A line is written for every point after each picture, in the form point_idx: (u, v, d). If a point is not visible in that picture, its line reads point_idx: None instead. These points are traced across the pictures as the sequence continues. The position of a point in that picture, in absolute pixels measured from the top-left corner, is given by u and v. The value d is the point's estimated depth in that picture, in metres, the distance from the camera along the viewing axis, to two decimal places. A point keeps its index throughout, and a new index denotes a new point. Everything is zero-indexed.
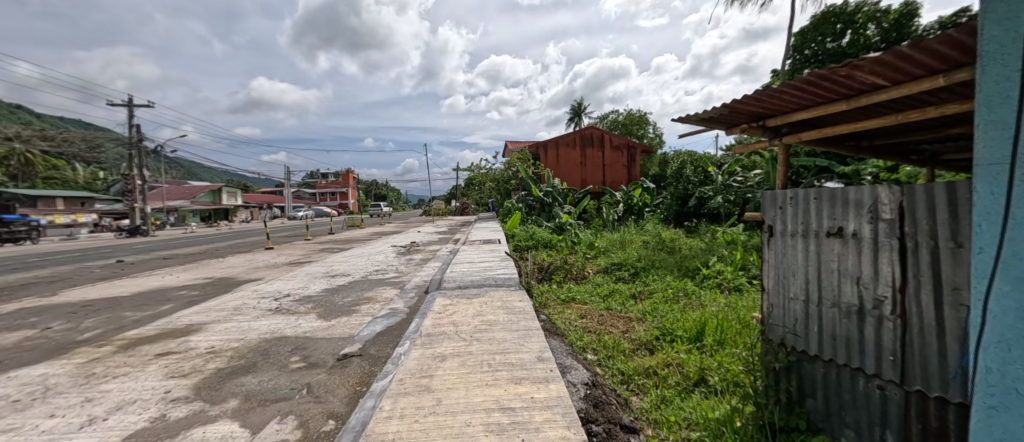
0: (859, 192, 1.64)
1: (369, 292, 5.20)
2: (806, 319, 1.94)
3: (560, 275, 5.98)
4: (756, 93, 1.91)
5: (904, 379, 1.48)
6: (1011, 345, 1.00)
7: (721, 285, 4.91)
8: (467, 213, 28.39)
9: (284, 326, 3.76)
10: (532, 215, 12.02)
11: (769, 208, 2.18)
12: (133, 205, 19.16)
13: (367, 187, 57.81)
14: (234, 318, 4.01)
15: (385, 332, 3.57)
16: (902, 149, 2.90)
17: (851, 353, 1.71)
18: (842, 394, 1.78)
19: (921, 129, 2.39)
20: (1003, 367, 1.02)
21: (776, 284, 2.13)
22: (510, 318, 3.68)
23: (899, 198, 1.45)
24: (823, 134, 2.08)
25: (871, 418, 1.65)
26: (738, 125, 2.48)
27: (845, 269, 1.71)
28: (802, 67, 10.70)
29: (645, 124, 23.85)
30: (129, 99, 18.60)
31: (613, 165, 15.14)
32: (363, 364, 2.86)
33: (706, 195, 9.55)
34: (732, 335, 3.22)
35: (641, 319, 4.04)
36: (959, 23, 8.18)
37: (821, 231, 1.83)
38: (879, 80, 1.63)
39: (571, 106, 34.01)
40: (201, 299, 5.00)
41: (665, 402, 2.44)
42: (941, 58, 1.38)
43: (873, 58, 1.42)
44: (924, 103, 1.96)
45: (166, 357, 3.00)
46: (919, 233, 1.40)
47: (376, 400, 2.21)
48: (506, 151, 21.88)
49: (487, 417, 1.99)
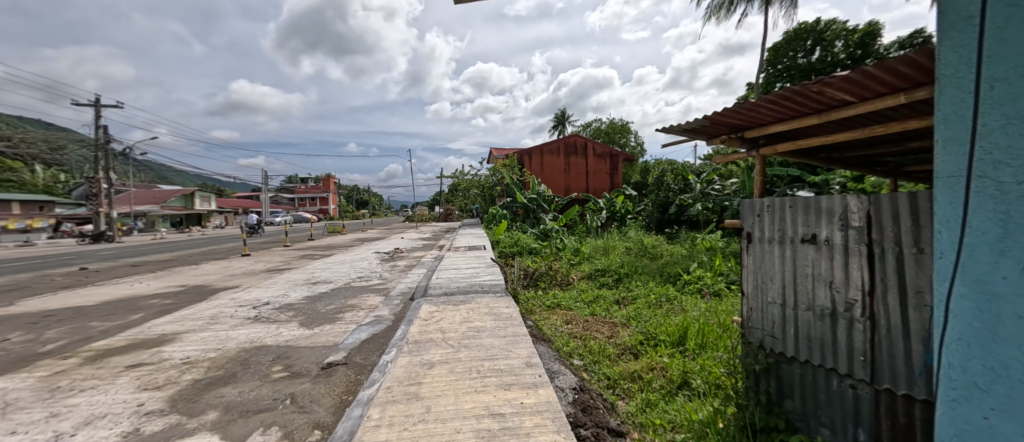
0: (830, 201, 1.75)
1: (354, 299, 5.10)
2: (782, 322, 2.03)
3: (545, 281, 6.02)
4: (736, 106, 2.03)
5: (874, 378, 1.58)
6: (971, 342, 1.09)
7: (701, 291, 5.05)
8: (452, 220, 28.62)
9: (265, 334, 3.63)
10: (517, 222, 12.06)
11: (747, 215, 2.26)
12: (97, 210, 18.13)
13: (349, 193, 56.65)
14: (211, 327, 3.85)
15: (371, 340, 3.51)
16: (868, 161, 3.11)
17: (825, 354, 1.80)
18: (818, 394, 1.87)
19: (884, 142, 2.57)
20: (963, 363, 1.11)
21: (755, 289, 2.21)
22: (498, 325, 3.67)
23: (866, 207, 1.57)
24: (798, 146, 2.22)
25: (846, 417, 1.74)
26: (719, 136, 2.60)
27: (819, 273, 1.81)
28: (774, 81, 11.29)
29: (627, 133, 24.53)
30: (98, 99, 17.81)
31: (596, 172, 15.43)
32: (349, 372, 2.79)
33: (686, 203, 9.89)
34: (714, 339, 3.31)
35: (625, 323, 4.11)
36: (916, 43, 8.85)
37: (796, 238, 1.93)
38: (848, 96, 1.75)
39: (555, 115, 34.68)
40: (174, 308, 4.77)
41: (650, 405, 2.50)
42: (904, 77, 1.50)
43: (842, 76, 1.53)
44: (890, 118, 2.10)
45: (138, 368, 2.85)
46: (886, 240, 1.51)
47: (363, 408, 2.17)
48: (491, 159, 22.02)
49: (478, 423, 1.99)
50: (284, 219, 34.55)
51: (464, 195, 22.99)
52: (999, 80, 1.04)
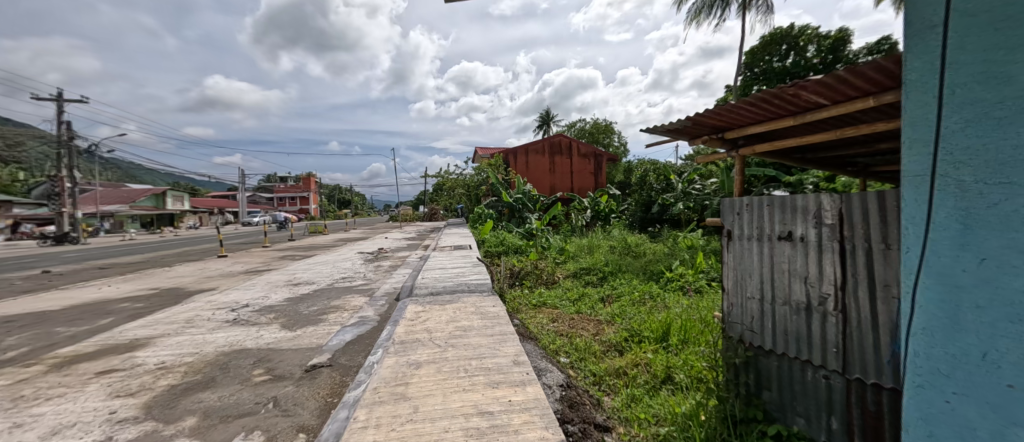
0: (805, 200, 1.83)
1: (337, 300, 5.00)
2: (761, 317, 2.11)
3: (531, 280, 6.05)
4: (717, 107, 2.09)
5: (846, 368, 1.67)
6: (934, 331, 1.17)
7: (684, 287, 5.18)
8: (436, 219, 28.36)
9: (244, 337, 3.52)
10: (502, 221, 12.06)
11: (727, 214, 2.33)
12: (59, 211, 17.17)
13: (330, 193, 55.41)
14: (186, 331, 3.70)
15: (356, 341, 3.45)
16: (840, 161, 3.26)
17: (800, 346, 1.88)
18: (794, 385, 1.96)
19: (855, 143, 2.70)
20: (928, 350, 1.19)
21: (735, 284, 2.29)
22: (485, 323, 3.67)
23: (838, 206, 1.66)
24: (775, 147, 2.31)
25: (820, 406, 1.82)
26: (701, 137, 2.68)
27: (795, 269, 1.89)
28: (751, 84, 11.66)
29: (611, 133, 24.87)
30: (60, 93, 16.87)
31: (581, 172, 15.60)
32: (334, 374, 2.74)
33: (668, 202, 10.12)
34: (696, 334, 3.39)
35: (610, 321, 4.19)
36: (883, 50, 9.30)
37: (773, 235, 2.01)
38: (821, 99, 1.84)
39: (540, 115, 34.83)
40: (147, 312, 4.57)
41: (634, 400, 2.56)
42: (873, 82, 1.59)
43: (816, 80, 1.61)
44: (860, 121, 2.22)
45: (109, 375, 2.72)
46: (856, 236, 1.60)
47: (349, 410, 2.14)
48: (476, 158, 21.94)
49: (467, 422, 1.99)
50: (262, 219, 33.50)
51: (449, 194, 22.84)
52: (959, 86, 1.12)
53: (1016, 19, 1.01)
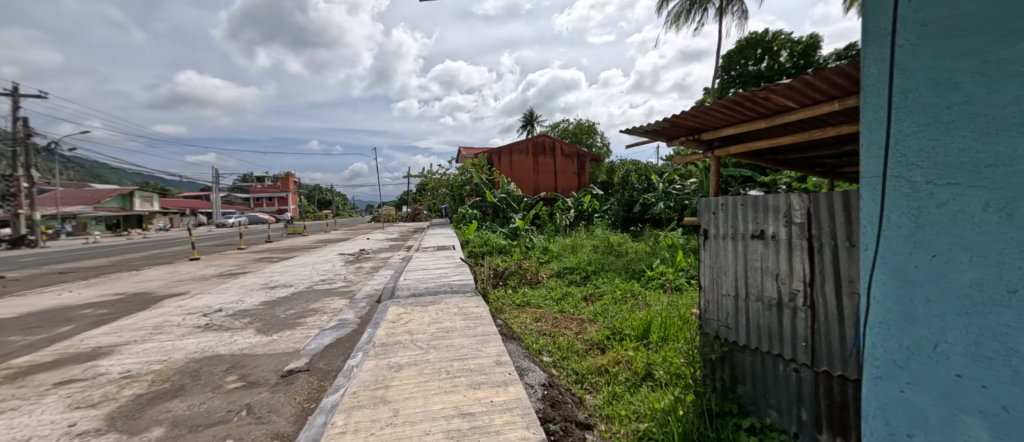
0: (776, 200, 1.90)
1: (316, 303, 4.88)
2: (735, 313, 2.18)
3: (515, 280, 6.06)
4: (693, 109, 2.15)
5: (814, 361, 1.74)
6: (890, 324, 1.23)
7: (664, 285, 5.29)
8: (420, 220, 28.02)
9: (217, 343, 3.40)
10: (486, 222, 12.03)
11: (704, 213, 2.39)
12: (14, 212, 16.13)
13: (310, 193, 54.08)
14: (154, 338, 3.54)
15: (335, 344, 3.38)
16: (809, 162, 3.39)
17: (772, 341, 1.95)
18: (767, 378, 2.03)
19: (822, 145, 2.82)
20: (884, 343, 1.25)
21: (711, 282, 2.35)
22: (468, 324, 3.66)
23: (807, 205, 1.73)
24: (748, 148, 2.39)
25: (790, 398, 1.90)
26: (678, 138, 2.74)
27: (767, 267, 1.96)
28: (728, 86, 12.00)
29: (594, 134, 25.16)
30: (15, 87, 15.86)
31: (564, 172, 15.72)
32: (311, 379, 2.68)
33: (649, 201, 10.31)
34: (675, 331, 3.47)
35: (593, 319, 4.24)
36: (850, 56, 9.73)
37: (747, 234, 2.08)
38: (790, 102, 1.91)
39: (524, 115, 34.90)
40: (111, 318, 4.35)
41: (616, 397, 2.60)
42: (838, 87, 1.66)
43: (785, 84, 1.67)
44: (826, 123, 2.32)
45: (69, 385, 2.58)
46: (824, 234, 1.67)
47: (327, 415, 2.09)
48: (460, 158, 21.79)
49: (447, 424, 1.98)
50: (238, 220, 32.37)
51: (433, 194, 22.63)
52: (911, 91, 1.19)
53: (963, 29, 1.08)
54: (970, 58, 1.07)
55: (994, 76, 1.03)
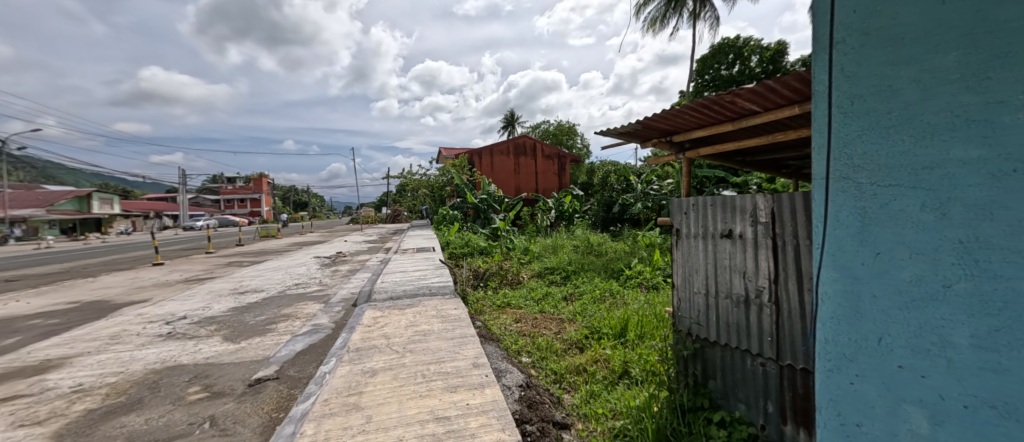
0: (743, 200, 1.96)
1: (289, 308, 4.73)
2: (706, 310, 2.24)
3: (495, 281, 6.05)
4: (664, 112, 2.20)
5: (779, 355, 1.81)
6: (840, 319, 1.29)
7: (641, 284, 5.40)
8: (400, 221, 27.60)
9: (180, 352, 3.24)
10: (467, 223, 11.95)
11: (676, 213, 2.45)
12: None
13: (286, 194, 52.41)
14: (111, 349, 3.35)
15: (307, 351, 3.28)
16: (776, 164, 3.53)
17: (741, 337, 2.02)
18: (736, 373, 2.10)
19: (786, 147, 2.94)
20: (834, 337, 1.31)
21: (683, 280, 2.41)
22: (446, 327, 3.62)
23: (771, 205, 1.80)
24: (716, 150, 2.47)
25: (757, 391, 1.97)
26: (651, 140, 2.80)
27: (735, 265, 2.03)
28: (702, 89, 12.38)
29: (574, 135, 25.44)
30: None
31: (546, 173, 15.83)
32: (280, 388, 2.59)
33: (628, 202, 10.50)
34: (651, 329, 3.55)
35: (572, 319, 4.29)
36: None
37: (716, 233, 2.14)
38: (754, 106, 1.99)
39: (505, 116, 34.93)
40: (63, 329, 4.08)
41: (593, 396, 2.63)
42: (798, 91, 1.74)
43: (748, 88, 1.74)
44: (788, 126, 2.42)
45: (12, 402, 2.41)
46: (787, 233, 1.74)
47: (296, 425, 2.03)
48: (440, 159, 21.60)
49: (422, 429, 1.96)
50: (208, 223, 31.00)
51: (413, 195, 22.34)
52: (857, 97, 1.25)
53: (903, 38, 1.14)
54: (908, 67, 1.14)
55: (930, 84, 1.10)
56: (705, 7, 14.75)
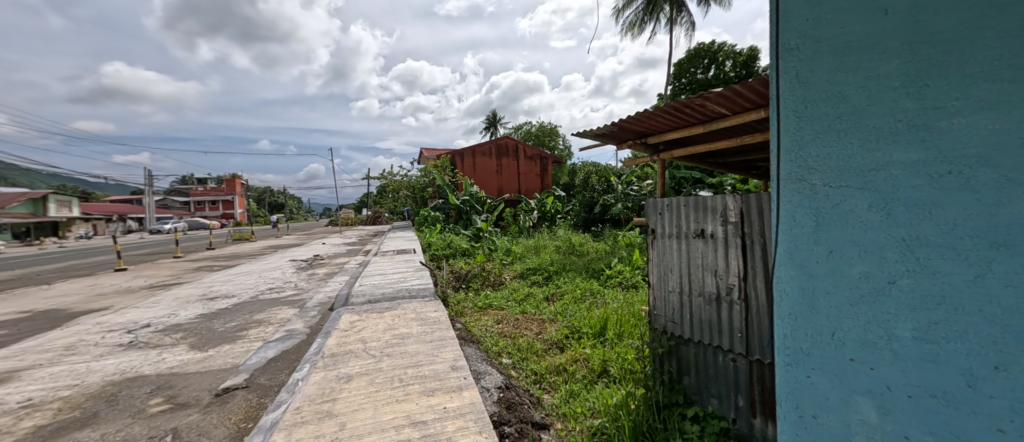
0: (714, 200, 2.02)
1: (262, 314, 4.58)
2: (680, 308, 2.30)
3: (477, 282, 6.03)
4: (638, 114, 2.25)
5: (748, 351, 1.87)
6: (796, 315, 1.35)
7: (621, 283, 5.49)
8: (381, 222, 27.16)
9: (141, 363, 3.09)
10: (450, 224, 11.86)
11: (652, 213, 2.50)
12: None
13: (263, 195, 50.77)
14: (65, 361, 3.16)
15: (280, 357, 3.18)
16: (747, 165, 3.65)
17: (713, 333, 2.07)
18: (708, 369, 2.15)
19: (755, 149, 3.05)
20: (792, 333, 1.37)
21: (659, 279, 2.46)
22: (425, 329, 3.59)
23: (741, 205, 1.86)
24: (688, 152, 2.54)
25: (729, 386, 2.03)
26: (626, 142, 2.86)
27: (706, 263, 2.09)
28: (680, 93, 12.68)
29: (556, 136, 25.64)
30: None
31: (528, 174, 15.89)
32: (249, 397, 2.51)
33: (609, 202, 10.66)
34: (629, 327, 3.61)
35: (552, 319, 4.32)
36: None
37: (690, 233, 2.20)
38: (723, 110, 2.06)
39: (488, 117, 34.88)
40: (11, 340, 3.82)
41: (573, 395, 2.65)
42: (763, 96, 1.81)
43: (717, 92, 1.80)
44: (756, 129, 2.51)
45: None
46: (755, 232, 1.80)
47: (264, 435, 1.97)
48: (422, 159, 21.38)
49: (397, 434, 1.93)
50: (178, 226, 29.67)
51: (395, 196, 22.02)
52: (810, 103, 1.31)
53: (851, 47, 1.20)
54: (856, 74, 1.20)
55: (874, 90, 1.16)
56: (681, 12, 15.12)
